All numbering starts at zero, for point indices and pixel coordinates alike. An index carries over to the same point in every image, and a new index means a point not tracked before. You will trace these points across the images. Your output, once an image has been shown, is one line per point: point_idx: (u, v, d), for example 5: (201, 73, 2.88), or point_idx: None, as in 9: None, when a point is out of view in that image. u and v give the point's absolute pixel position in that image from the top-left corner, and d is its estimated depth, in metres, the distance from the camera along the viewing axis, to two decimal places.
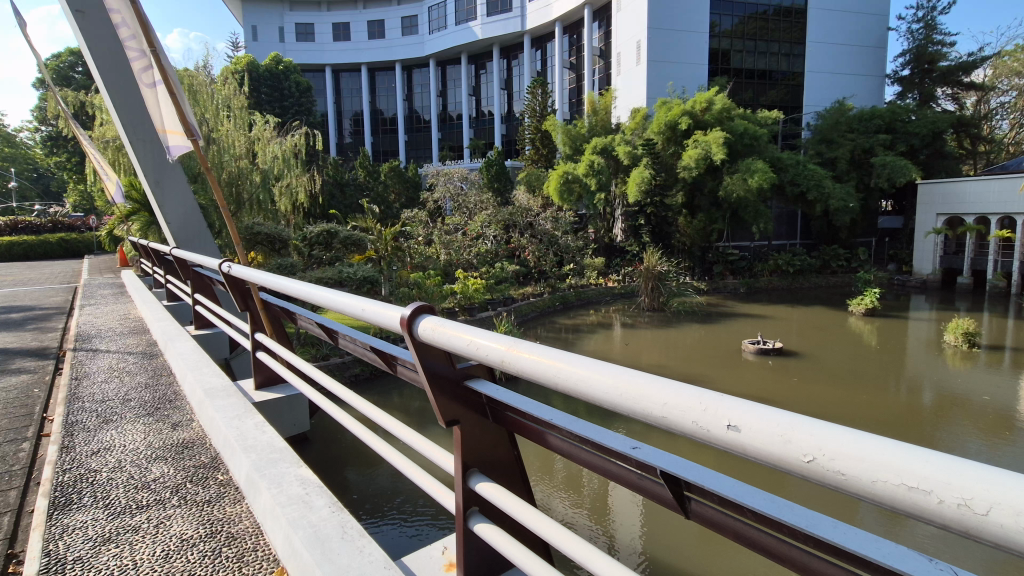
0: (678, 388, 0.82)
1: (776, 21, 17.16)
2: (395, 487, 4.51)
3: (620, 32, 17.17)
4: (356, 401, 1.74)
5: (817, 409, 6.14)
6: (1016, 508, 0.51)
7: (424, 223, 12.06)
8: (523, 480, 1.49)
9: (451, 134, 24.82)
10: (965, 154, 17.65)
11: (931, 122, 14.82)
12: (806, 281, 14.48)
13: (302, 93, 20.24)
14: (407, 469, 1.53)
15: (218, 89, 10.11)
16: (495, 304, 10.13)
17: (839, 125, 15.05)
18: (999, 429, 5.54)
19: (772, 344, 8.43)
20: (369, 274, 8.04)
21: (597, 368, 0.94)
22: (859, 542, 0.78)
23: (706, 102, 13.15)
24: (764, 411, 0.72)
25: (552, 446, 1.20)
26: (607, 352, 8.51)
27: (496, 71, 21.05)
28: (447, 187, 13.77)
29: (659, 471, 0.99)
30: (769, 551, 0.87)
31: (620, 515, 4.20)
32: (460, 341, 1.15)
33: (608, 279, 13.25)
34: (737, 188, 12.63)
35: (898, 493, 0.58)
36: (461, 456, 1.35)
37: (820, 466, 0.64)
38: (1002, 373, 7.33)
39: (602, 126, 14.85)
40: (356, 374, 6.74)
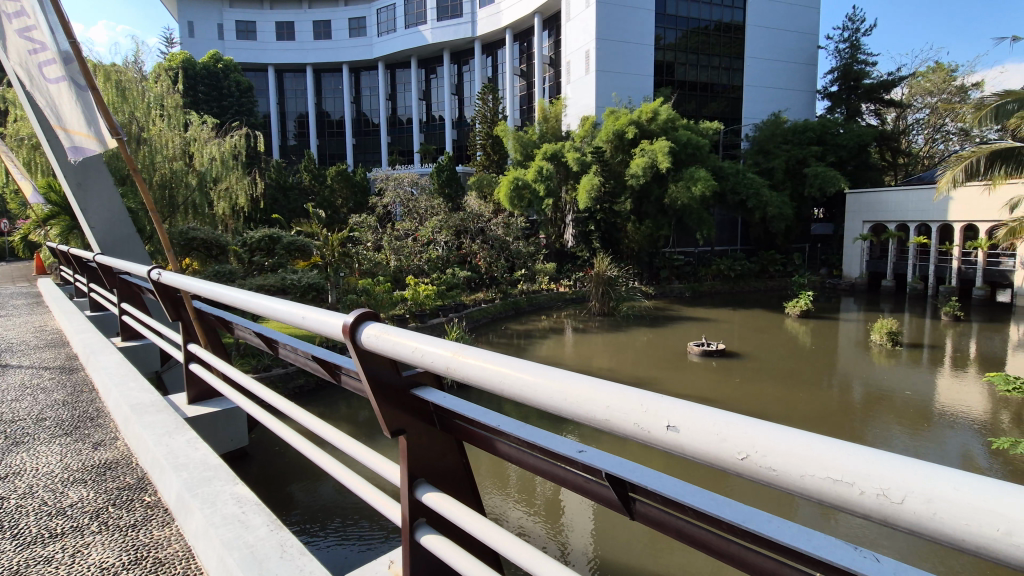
0: (620, 390, 0.82)
1: (716, 36, 17.96)
2: (343, 501, 4.38)
3: (569, 41, 17.52)
4: (296, 412, 1.67)
5: (757, 408, 6.39)
6: (927, 494, 0.54)
7: (373, 228, 11.85)
8: (472, 490, 1.47)
9: (401, 139, 24.57)
10: (886, 165, 19.04)
11: (856, 135, 15.88)
12: (746, 284, 15.20)
13: (243, 93, 19.43)
14: (350, 483, 1.48)
15: (150, 87, 9.56)
16: (446, 310, 10.06)
17: (775, 137, 15.88)
18: (920, 422, 5.95)
19: (715, 345, 8.77)
20: (315, 281, 7.79)
21: (543, 373, 0.93)
22: (792, 535, 0.81)
23: (652, 112, 13.63)
24: (702, 411, 0.73)
25: (501, 453, 1.19)
26: (559, 357, 8.61)
27: (447, 77, 20.99)
28: (397, 192, 13.37)
29: (604, 472, 0.99)
30: (708, 547, 0.88)
31: (572, 521, 4.23)
32: (406, 349, 1.12)
33: (560, 285, 13.46)
34: (681, 196, 13.08)
35: (824, 485, 0.60)
36: (408, 467, 1.32)
37: (753, 462, 0.65)
38: (922, 369, 7.90)
39: (552, 133, 15.07)
40: (300, 385, 6.53)
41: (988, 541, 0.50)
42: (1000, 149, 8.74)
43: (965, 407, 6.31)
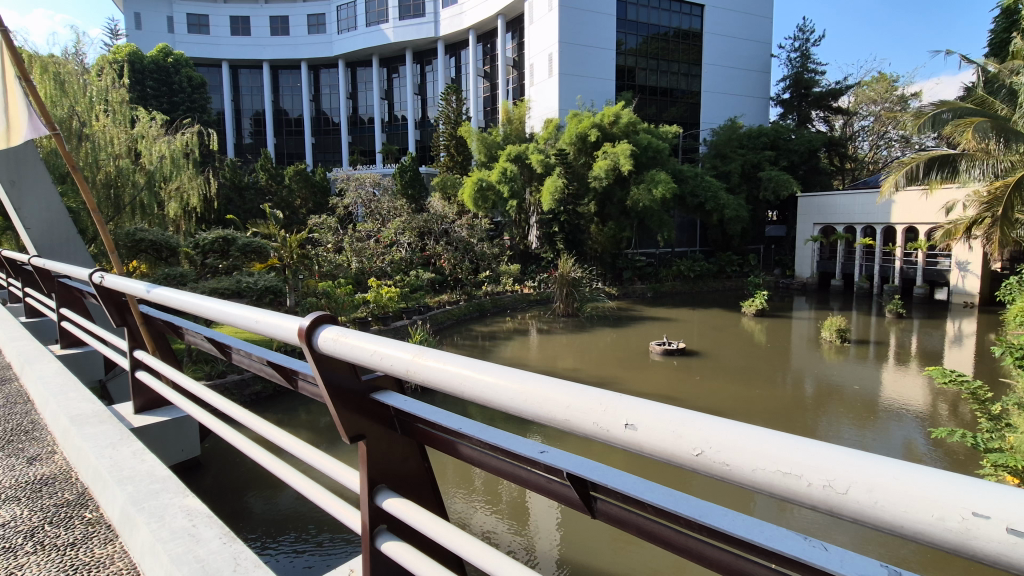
0: (581, 389, 0.82)
1: (675, 43, 18.43)
2: (302, 510, 4.26)
3: (532, 44, 17.64)
4: (250, 420, 1.61)
5: (717, 405, 6.57)
6: (869, 484, 0.56)
7: (334, 229, 11.64)
8: (435, 494, 1.45)
9: (362, 138, 24.17)
10: (834, 170, 19.94)
11: (807, 141, 16.58)
12: (705, 285, 15.65)
13: (195, 89, 18.68)
14: (308, 492, 1.43)
15: (93, 81, 9.10)
16: (410, 312, 9.98)
17: (731, 141, 16.40)
18: (866, 415, 6.24)
19: (676, 344, 8.98)
20: (272, 284, 7.55)
21: (503, 374, 0.92)
22: (745, 528, 0.83)
23: (614, 116, 13.86)
24: (659, 410, 0.74)
25: (463, 456, 1.18)
26: (524, 358, 8.65)
27: (410, 77, 20.76)
28: (358, 193, 13.15)
29: (566, 473, 0.99)
30: (667, 542, 0.90)
31: (537, 522, 4.25)
32: (366, 353, 1.09)
33: (524, 286, 13.55)
34: (643, 198, 13.33)
35: (775, 479, 0.61)
36: (367, 473, 1.29)
37: (708, 458, 0.66)
38: (868, 364, 8.31)
39: (516, 135, 15.13)
40: (257, 392, 6.34)
41: (926, 527, 0.52)
42: (938, 156, 9.29)
43: (907, 400, 6.68)
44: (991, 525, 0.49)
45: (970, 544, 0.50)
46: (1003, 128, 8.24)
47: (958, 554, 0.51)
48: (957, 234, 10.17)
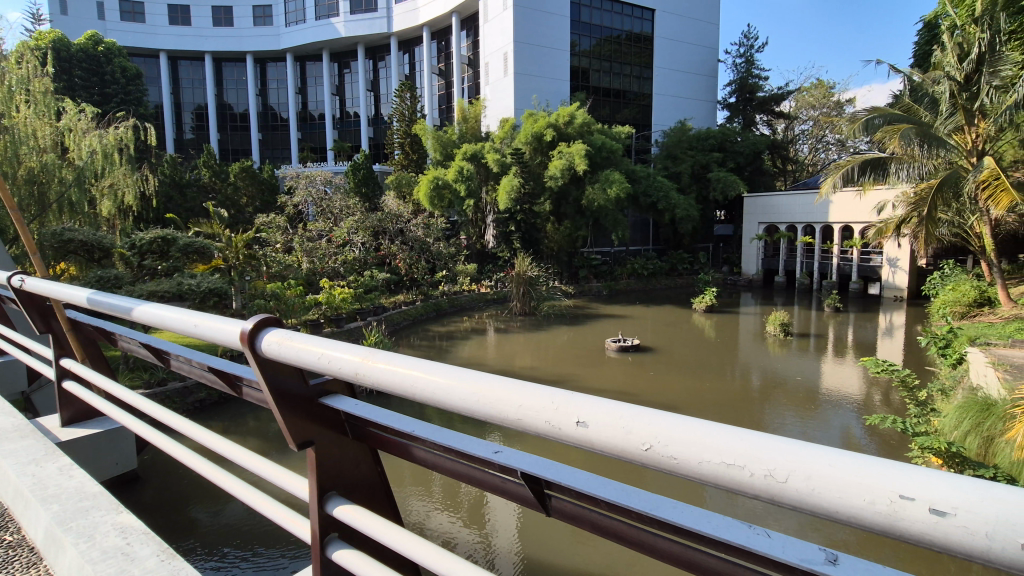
0: (532, 388, 0.82)
1: (627, 46, 18.81)
2: (250, 521, 4.10)
3: (487, 42, 17.60)
4: (190, 429, 1.54)
5: (670, 399, 6.76)
6: (807, 471, 0.58)
7: (283, 228, 11.29)
8: (388, 499, 1.42)
9: (312, 136, 23.50)
10: (777, 171, 20.86)
11: (752, 143, 17.28)
12: (658, 282, 16.09)
13: (129, 80, 17.58)
14: (255, 503, 1.38)
15: (12, 68, 8.42)
16: (365, 313, 9.81)
17: (681, 143, 16.90)
18: (808, 405, 6.56)
19: (631, 341, 9.18)
20: (217, 286, 7.22)
21: (454, 375, 0.90)
22: (695, 519, 0.85)
23: (569, 116, 14.02)
24: (608, 405, 0.75)
25: (416, 459, 1.16)
26: (482, 357, 8.65)
27: (362, 72, 20.30)
28: (308, 191, 12.76)
29: (520, 472, 0.99)
30: (620, 536, 0.91)
31: (496, 522, 4.25)
32: (312, 356, 1.06)
33: (480, 285, 13.57)
34: (598, 198, 13.55)
35: (718, 471, 0.63)
36: (317, 481, 1.24)
37: (656, 453, 0.67)
38: (809, 356, 8.75)
39: (471, 134, 15.04)
40: (201, 400, 6.07)
41: (860, 512, 0.55)
42: (870, 159, 9.89)
43: (844, 389, 7.07)
44: (916, 506, 0.52)
45: (895, 524, 0.53)
46: (926, 135, 8.83)
47: (886, 536, 0.54)
48: (887, 233, 10.84)
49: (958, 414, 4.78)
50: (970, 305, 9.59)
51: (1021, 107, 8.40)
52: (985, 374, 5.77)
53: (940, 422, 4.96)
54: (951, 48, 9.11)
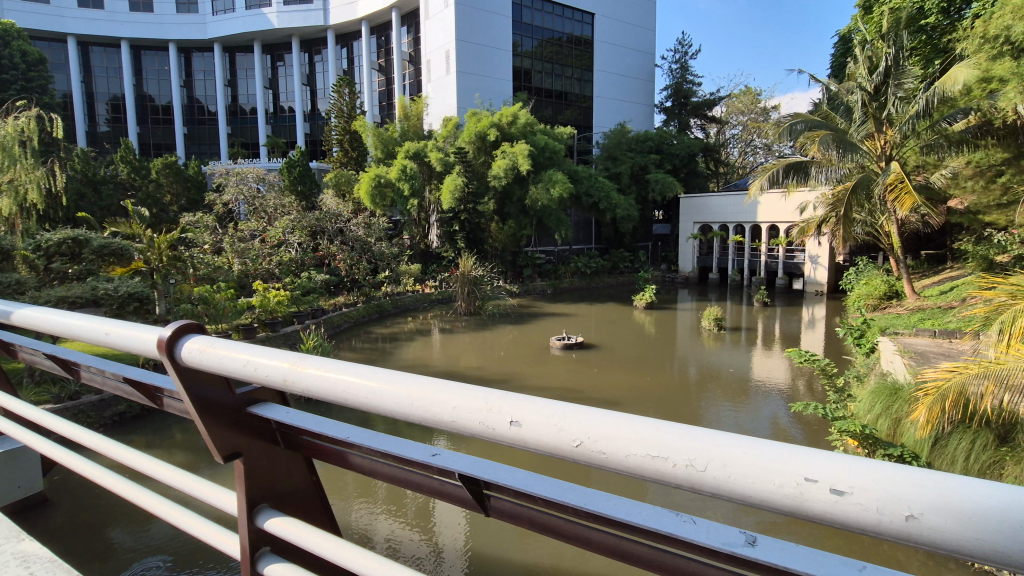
0: (467, 390, 0.81)
1: (568, 48, 19.10)
2: (177, 539, 3.87)
3: (428, 40, 17.38)
4: (105, 446, 1.42)
5: (614, 395, 6.93)
6: (723, 460, 0.61)
7: (212, 228, 10.72)
8: (323, 508, 1.37)
9: (243, 130, 22.36)
10: (711, 173, 21.85)
11: (687, 146, 18.01)
12: (600, 281, 16.51)
13: (31, 66, 16.03)
14: (179, 521, 1.29)
15: None
16: (302, 316, 9.48)
17: (621, 145, 17.37)
18: (740, 395, 6.92)
19: (575, 339, 9.34)
20: (137, 290, 6.74)
21: (387, 378, 0.88)
22: (626, 509, 0.87)
23: (512, 116, 14.07)
24: (540, 404, 0.75)
25: (354, 466, 1.14)
26: (427, 358, 8.54)
27: (297, 66, 19.51)
28: (239, 188, 12.16)
29: (457, 473, 0.98)
30: (557, 531, 0.92)
31: (443, 524, 4.21)
32: (238, 363, 1.00)
33: (425, 285, 13.52)
34: (542, 198, 13.68)
35: (646, 463, 0.65)
36: (246, 492, 1.18)
37: (586, 448, 0.69)
38: (740, 349, 9.23)
39: (414, 131, 14.79)
40: (120, 413, 5.67)
41: (770, 495, 0.59)
42: (793, 162, 10.53)
43: (772, 379, 7.52)
44: (818, 487, 0.57)
45: (804, 506, 0.57)
46: (842, 141, 9.57)
47: (797, 515, 0.58)
48: (809, 232, 11.60)
49: (870, 398, 5.19)
50: (882, 298, 10.43)
51: (922, 117, 9.24)
52: (892, 361, 6.30)
53: (856, 406, 5.36)
54: (863, 61, 9.83)
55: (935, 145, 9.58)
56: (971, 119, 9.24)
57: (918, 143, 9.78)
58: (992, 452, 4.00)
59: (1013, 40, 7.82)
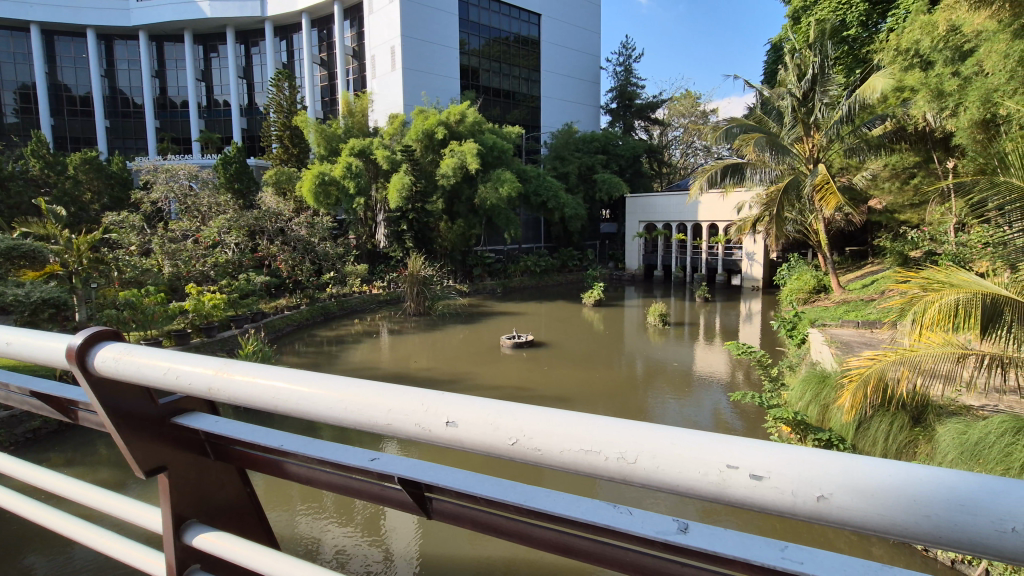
0: (401, 391, 0.79)
1: (516, 48, 19.19)
2: (102, 562, 3.63)
3: (373, 35, 16.99)
4: (13, 467, 1.30)
5: (564, 391, 7.03)
6: (652, 451, 0.63)
7: (139, 228, 10.08)
8: (259, 521, 1.31)
9: (172, 125, 21.11)
10: (654, 173, 22.56)
11: (631, 147, 18.52)
12: (550, 280, 16.72)
13: None
14: (100, 543, 1.20)
15: None
16: (241, 320, 9.10)
17: (569, 145, 17.63)
18: (683, 387, 7.19)
19: (525, 337, 9.39)
20: (53, 295, 6.27)
21: (318, 384, 0.85)
22: (565, 505, 0.87)
23: (459, 114, 13.93)
24: (475, 403, 0.74)
25: (290, 475, 1.10)
26: (375, 360, 8.38)
27: (232, 58, 18.59)
28: (169, 186, 11.46)
29: (397, 477, 0.96)
30: (500, 529, 0.92)
31: (393, 529, 4.14)
32: (157, 371, 0.94)
33: (372, 286, 13.37)
34: (490, 197, 13.65)
35: (579, 457, 0.66)
36: (173, 507, 1.11)
37: (521, 446, 0.69)
38: (684, 343, 9.58)
39: (358, 128, 14.43)
40: (35, 430, 5.25)
41: (694, 482, 0.61)
42: (731, 164, 11.02)
43: (712, 371, 7.85)
44: (738, 474, 0.60)
45: (726, 492, 0.59)
46: (775, 144, 10.12)
47: (719, 501, 0.61)
48: (746, 230, 12.19)
49: (802, 386, 5.50)
50: (811, 292, 11.11)
51: (845, 122, 9.88)
52: (820, 351, 6.70)
53: (789, 394, 5.67)
54: (792, 68, 10.30)
55: (856, 148, 10.27)
56: (887, 125, 10.06)
57: (842, 146, 10.48)
58: (907, 433, 4.35)
59: (922, 53, 8.53)
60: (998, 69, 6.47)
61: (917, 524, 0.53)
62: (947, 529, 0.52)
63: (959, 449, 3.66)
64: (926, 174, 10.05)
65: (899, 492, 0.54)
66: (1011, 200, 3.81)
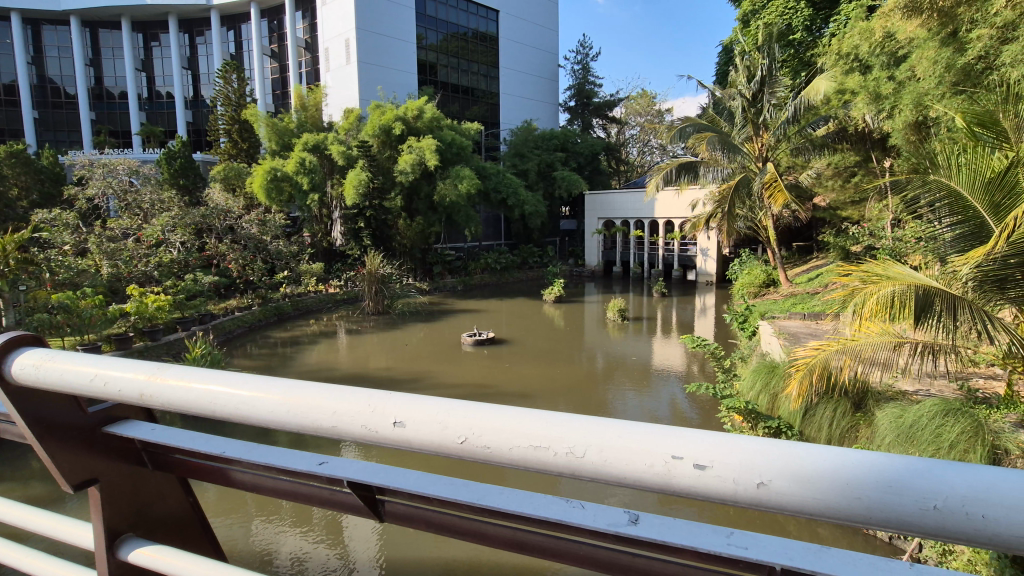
0: (347, 393, 0.77)
1: (474, 44, 19.09)
2: None
3: (326, 27, 16.53)
4: None
5: (526, 388, 7.08)
6: (600, 445, 0.63)
7: (72, 226, 9.46)
8: (204, 532, 1.26)
9: (110, 117, 19.96)
10: (612, 171, 22.94)
11: (590, 145, 18.77)
12: (510, 277, 16.77)
13: None
14: (25, 565, 1.11)
15: None
16: (187, 322, 8.76)
17: (529, 142, 17.70)
18: (642, 380, 7.36)
19: (485, 334, 9.37)
20: None
21: (258, 386, 0.81)
22: (519, 501, 0.87)
23: (417, 110, 13.70)
24: (424, 402, 0.73)
25: (235, 483, 1.05)
26: (333, 361, 8.21)
27: (175, 47, 17.71)
28: (106, 182, 10.81)
29: (346, 481, 0.93)
30: (454, 529, 0.90)
31: (354, 533, 4.06)
32: (85, 378, 0.89)
33: (330, 286, 13.11)
34: (449, 194, 13.52)
35: (528, 454, 0.65)
36: (107, 522, 1.04)
37: (470, 444, 0.68)
38: (642, 337, 9.79)
39: (312, 123, 14.01)
40: None
41: (642, 475, 0.62)
42: (685, 162, 11.29)
43: (669, 364, 8.06)
44: (682, 464, 0.60)
45: (672, 482, 0.60)
46: (726, 144, 10.43)
47: (664, 491, 0.61)
48: (700, 226, 12.56)
49: (753, 376, 5.72)
50: (761, 286, 11.57)
51: (791, 123, 10.31)
52: (770, 342, 6.99)
53: (741, 385, 5.88)
54: (742, 70, 10.63)
55: (802, 147, 10.73)
56: (830, 126, 10.53)
57: (789, 146, 10.92)
58: (850, 418, 4.59)
59: (861, 58, 8.98)
60: (928, 75, 6.86)
61: (850, 505, 0.55)
62: (876, 510, 0.54)
63: (895, 432, 3.89)
64: (865, 173, 10.64)
65: (835, 476, 0.57)
66: (940, 198, 4.05)
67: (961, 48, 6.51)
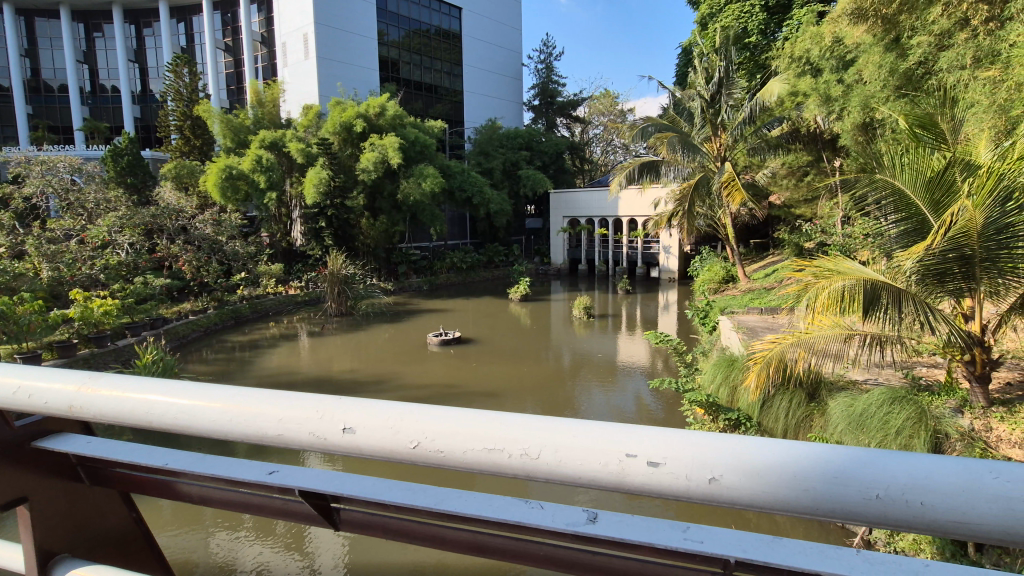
0: (292, 398, 0.74)
1: (436, 41, 18.91)
2: None
3: (283, 21, 16.07)
4: None
5: (492, 387, 7.07)
6: (554, 446, 0.63)
7: (7, 228, 8.89)
8: (149, 547, 1.20)
9: (48, 111, 18.84)
10: (577, 169, 23.14)
11: (554, 144, 18.87)
12: (476, 276, 16.71)
13: None
14: None
15: None
16: (136, 327, 8.38)
17: (493, 140, 17.66)
18: (607, 376, 7.47)
19: (452, 334, 9.32)
20: None
21: (199, 394, 0.77)
22: (477, 504, 0.85)
23: (379, 107, 13.47)
24: (374, 406, 0.71)
25: (182, 495, 1.01)
26: (294, 364, 8.01)
27: (120, 38, 16.88)
28: (46, 180, 10.23)
29: (298, 490, 0.90)
30: (413, 533, 0.89)
31: (318, 540, 3.98)
32: (8, 391, 0.83)
33: (290, 287, 12.77)
34: (413, 192, 13.33)
35: (482, 456, 0.64)
36: (39, 541, 0.98)
37: (424, 448, 0.66)
38: (607, 334, 9.92)
39: (269, 119, 13.57)
40: None
41: (596, 474, 0.62)
42: (646, 161, 11.49)
43: (633, 360, 8.20)
44: (636, 462, 0.61)
45: (626, 480, 0.61)
46: (686, 143, 10.67)
47: (621, 490, 0.62)
48: (661, 224, 12.81)
49: (713, 370, 5.87)
50: (721, 282, 11.88)
51: (747, 124, 10.64)
52: (729, 337, 7.19)
53: (702, 378, 6.03)
54: (700, 71, 10.88)
55: (758, 148, 11.08)
56: (784, 127, 10.90)
57: (746, 145, 11.24)
58: (804, 409, 4.77)
59: (812, 61, 9.32)
60: (873, 79, 7.20)
61: (798, 497, 0.57)
62: (822, 500, 0.56)
63: (847, 421, 4.03)
64: (817, 172, 11.08)
65: (783, 469, 0.58)
66: (886, 195, 4.26)
67: (902, 53, 6.87)
